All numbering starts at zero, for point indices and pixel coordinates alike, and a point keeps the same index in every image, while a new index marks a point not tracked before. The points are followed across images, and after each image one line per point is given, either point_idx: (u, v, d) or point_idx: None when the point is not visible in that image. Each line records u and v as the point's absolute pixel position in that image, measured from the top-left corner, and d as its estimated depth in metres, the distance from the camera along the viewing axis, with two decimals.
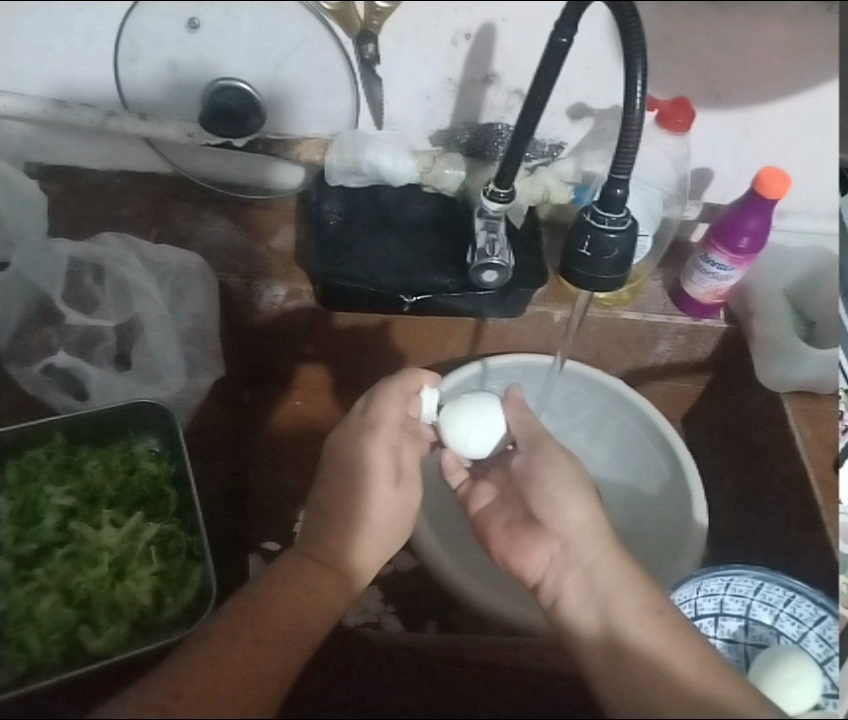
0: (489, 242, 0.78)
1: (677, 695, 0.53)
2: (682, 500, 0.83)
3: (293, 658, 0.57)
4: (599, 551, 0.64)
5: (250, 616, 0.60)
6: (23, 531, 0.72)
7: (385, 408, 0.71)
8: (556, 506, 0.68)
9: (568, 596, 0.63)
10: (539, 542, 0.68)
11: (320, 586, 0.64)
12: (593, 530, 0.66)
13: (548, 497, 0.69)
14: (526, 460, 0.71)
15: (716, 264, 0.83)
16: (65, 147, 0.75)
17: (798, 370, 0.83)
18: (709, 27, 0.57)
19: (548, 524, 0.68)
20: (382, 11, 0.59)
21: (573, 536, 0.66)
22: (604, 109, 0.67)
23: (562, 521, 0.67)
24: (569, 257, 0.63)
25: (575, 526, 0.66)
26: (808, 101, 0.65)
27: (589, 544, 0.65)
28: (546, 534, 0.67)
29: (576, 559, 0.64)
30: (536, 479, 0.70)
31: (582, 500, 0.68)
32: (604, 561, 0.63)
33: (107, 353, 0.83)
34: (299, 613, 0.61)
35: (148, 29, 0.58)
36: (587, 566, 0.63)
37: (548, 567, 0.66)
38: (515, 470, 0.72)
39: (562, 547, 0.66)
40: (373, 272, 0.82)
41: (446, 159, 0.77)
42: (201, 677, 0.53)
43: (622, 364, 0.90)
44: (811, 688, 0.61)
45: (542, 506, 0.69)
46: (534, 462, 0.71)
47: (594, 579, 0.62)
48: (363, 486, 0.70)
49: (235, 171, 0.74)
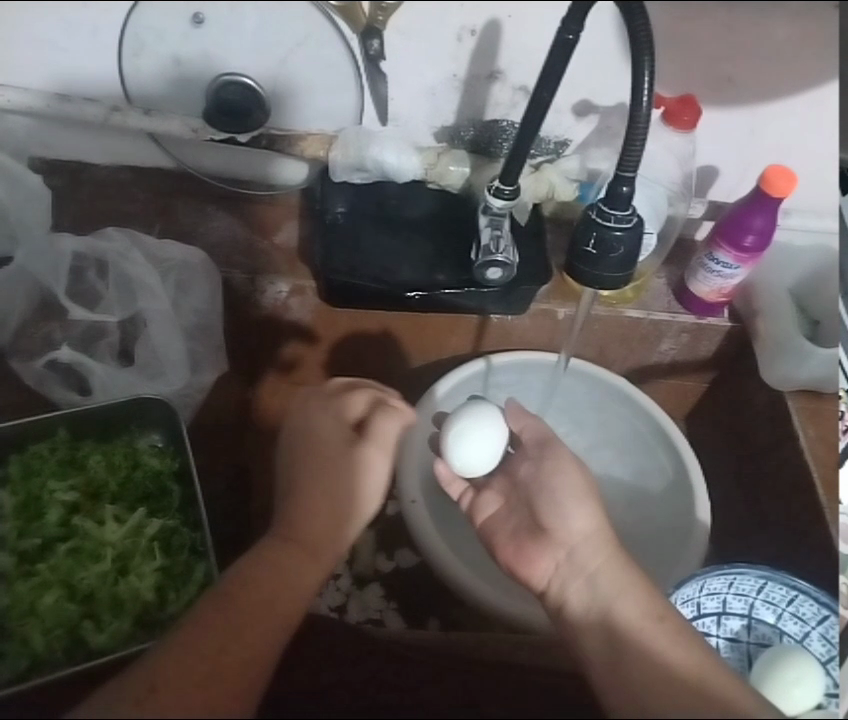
0: (494, 238, 0.80)
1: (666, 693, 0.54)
2: (683, 493, 0.84)
3: (265, 642, 0.55)
4: (601, 561, 0.66)
5: (222, 600, 0.57)
6: (26, 525, 0.73)
7: (353, 396, 0.71)
8: (563, 516, 0.70)
9: (573, 601, 0.64)
10: (546, 550, 0.69)
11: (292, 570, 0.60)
12: (597, 540, 0.68)
13: (556, 508, 0.71)
14: (535, 466, 0.74)
15: (721, 263, 0.84)
16: (72, 142, 0.76)
17: (800, 368, 0.86)
18: (714, 28, 0.57)
19: (554, 533, 0.70)
20: (387, 5, 0.58)
21: (579, 545, 0.67)
22: (609, 107, 0.66)
23: (568, 532, 0.69)
24: (574, 255, 0.63)
25: (580, 537, 0.68)
26: (812, 99, 0.65)
27: (594, 552, 0.67)
28: (551, 542, 0.69)
29: (579, 567, 0.65)
30: (543, 485, 0.73)
31: (587, 511, 0.70)
32: (608, 568, 0.65)
33: (110, 349, 0.84)
34: (268, 593, 0.58)
35: (154, 25, 0.58)
36: (592, 573, 0.65)
37: (552, 575, 0.67)
38: (523, 478, 0.73)
39: (567, 555, 0.67)
40: (381, 268, 0.85)
41: (451, 156, 0.78)
42: (174, 666, 0.52)
43: (625, 362, 0.86)
44: (812, 689, 0.60)
45: (550, 515, 0.71)
46: (545, 466, 0.74)
47: (594, 586, 0.63)
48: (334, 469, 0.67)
49: (240, 167, 0.75)
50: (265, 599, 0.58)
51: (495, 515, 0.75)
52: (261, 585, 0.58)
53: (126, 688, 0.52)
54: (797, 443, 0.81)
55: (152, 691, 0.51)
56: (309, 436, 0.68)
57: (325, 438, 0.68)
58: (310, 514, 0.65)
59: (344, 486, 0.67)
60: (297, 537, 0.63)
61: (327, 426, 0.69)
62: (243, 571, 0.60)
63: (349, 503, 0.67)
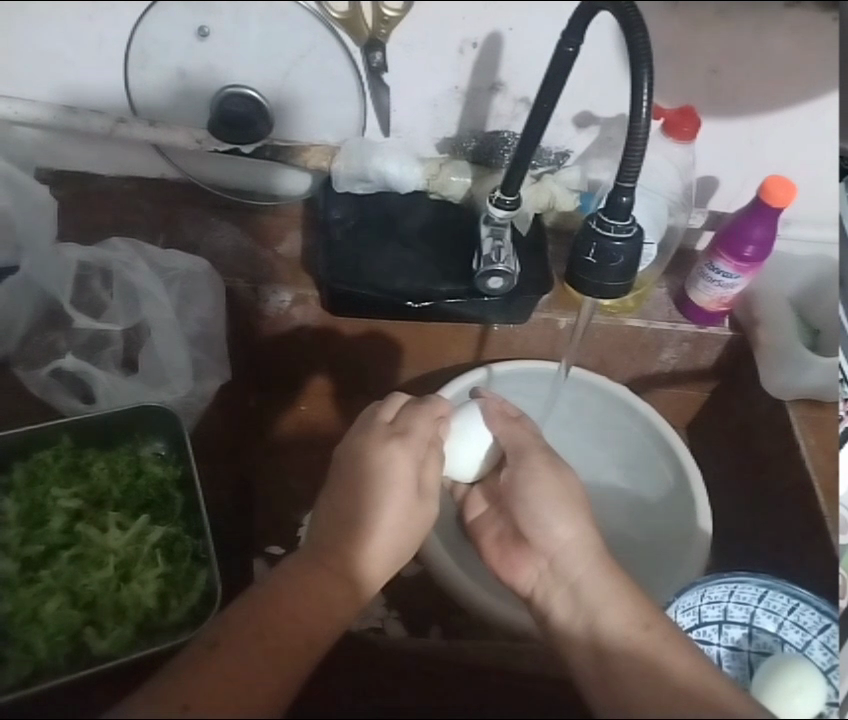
0: (494, 249, 0.78)
1: (691, 701, 0.53)
2: (686, 508, 0.79)
3: (294, 671, 0.54)
4: (586, 567, 0.63)
5: (255, 613, 0.57)
6: (29, 533, 0.72)
7: (418, 424, 0.70)
8: (544, 525, 0.66)
9: (557, 610, 0.63)
10: (528, 558, 0.67)
11: (328, 596, 0.59)
12: (581, 547, 0.64)
13: (533, 517, 0.67)
14: (512, 474, 0.71)
15: (721, 272, 0.82)
16: (75, 154, 0.82)
17: (800, 377, 0.84)
18: (714, 36, 0.58)
19: (535, 541, 0.67)
20: (389, 19, 0.60)
21: (560, 553, 0.64)
22: (610, 118, 0.68)
23: (550, 538, 0.65)
24: (574, 266, 0.63)
25: (561, 545, 0.65)
26: (812, 110, 0.67)
27: (575, 561, 0.64)
28: (534, 551, 0.67)
29: (563, 575, 0.63)
30: (522, 498, 0.69)
31: (571, 516, 0.66)
32: (591, 573, 0.62)
33: (115, 357, 0.81)
34: (303, 621, 0.57)
35: (158, 37, 0.61)
36: (575, 581, 0.63)
37: (536, 583, 0.66)
38: (503, 483, 0.72)
39: (550, 565, 0.65)
40: (382, 279, 0.81)
41: (453, 167, 0.77)
42: (201, 681, 0.51)
43: (628, 371, 0.91)
44: (809, 714, 0.59)
45: (528, 525, 0.67)
46: (519, 474, 0.70)
47: (581, 594, 0.62)
48: (384, 498, 0.65)
49: (242, 178, 0.83)
50: (305, 628, 0.57)
51: (483, 517, 0.74)
52: (296, 611, 0.57)
53: (156, 698, 0.50)
54: (798, 452, 0.80)
55: (184, 710, 0.49)
56: (370, 459, 0.66)
57: (391, 463, 0.66)
58: (363, 548, 0.64)
59: (399, 520, 0.65)
60: (341, 570, 0.62)
61: (393, 453, 0.67)
62: (287, 592, 0.58)
63: (401, 536, 0.66)
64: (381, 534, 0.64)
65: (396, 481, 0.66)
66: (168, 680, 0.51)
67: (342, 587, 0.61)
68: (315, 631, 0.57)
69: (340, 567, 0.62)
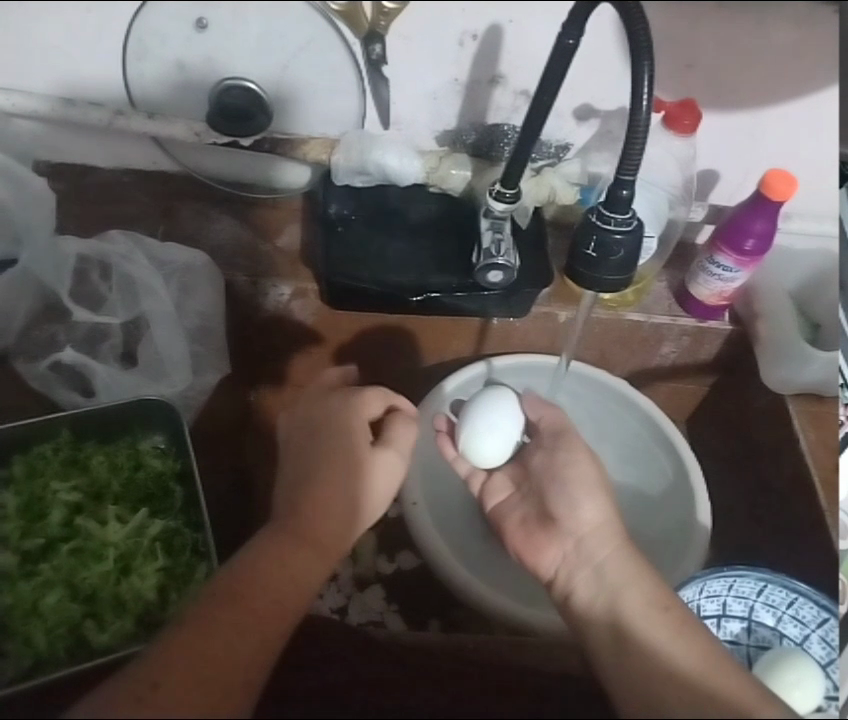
0: (495, 242, 0.77)
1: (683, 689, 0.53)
2: (683, 499, 0.80)
3: (258, 638, 0.54)
4: (609, 551, 0.64)
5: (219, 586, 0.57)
6: (29, 526, 0.72)
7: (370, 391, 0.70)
8: (573, 504, 0.67)
9: (580, 590, 0.63)
10: (554, 539, 0.67)
11: (293, 564, 0.59)
12: (607, 530, 0.65)
13: (565, 496, 0.68)
14: (547, 456, 0.71)
15: (721, 264, 0.82)
16: (76, 147, 0.80)
17: (801, 371, 0.84)
18: (716, 30, 0.58)
19: (564, 522, 0.67)
20: (389, 13, 0.59)
21: (589, 533, 0.65)
22: (610, 110, 0.66)
23: (578, 520, 0.66)
24: (574, 257, 0.63)
25: (591, 526, 0.66)
26: (812, 105, 0.67)
27: (600, 545, 0.64)
28: (560, 531, 0.67)
29: (587, 556, 0.64)
30: (557, 476, 0.70)
31: (598, 498, 0.67)
32: (616, 556, 0.63)
33: (113, 351, 0.83)
34: (266, 591, 0.57)
35: (157, 29, 0.60)
36: (599, 562, 0.63)
37: (560, 564, 0.66)
38: (535, 467, 0.72)
39: (576, 544, 0.65)
40: (383, 271, 0.82)
41: (453, 160, 0.78)
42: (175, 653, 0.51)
43: (625, 365, 0.91)
44: (808, 707, 0.60)
45: (560, 505, 0.68)
46: (556, 457, 0.71)
47: (604, 576, 0.62)
48: (332, 458, 0.65)
49: (243, 169, 0.77)
50: (270, 600, 0.56)
51: (505, 502, 0.73)
52: (259, 580, 0.57)
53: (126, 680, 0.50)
54: (798, 445, 0.80)
55: (153, 690, 0.49)
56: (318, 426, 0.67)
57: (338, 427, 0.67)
58: (316, 508, 0.63)
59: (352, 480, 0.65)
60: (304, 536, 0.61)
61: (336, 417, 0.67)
62: (251, 567, 0.58)
63: (356, 494, 0.65)
64: (335, 492, 0.64)
65: (345, 441, 0.66)
66: (143, 660, 0.51)
67: (311, 557, 0.60)
68: (280, 596, 0.57)
69: (303, 532, 0.62)
